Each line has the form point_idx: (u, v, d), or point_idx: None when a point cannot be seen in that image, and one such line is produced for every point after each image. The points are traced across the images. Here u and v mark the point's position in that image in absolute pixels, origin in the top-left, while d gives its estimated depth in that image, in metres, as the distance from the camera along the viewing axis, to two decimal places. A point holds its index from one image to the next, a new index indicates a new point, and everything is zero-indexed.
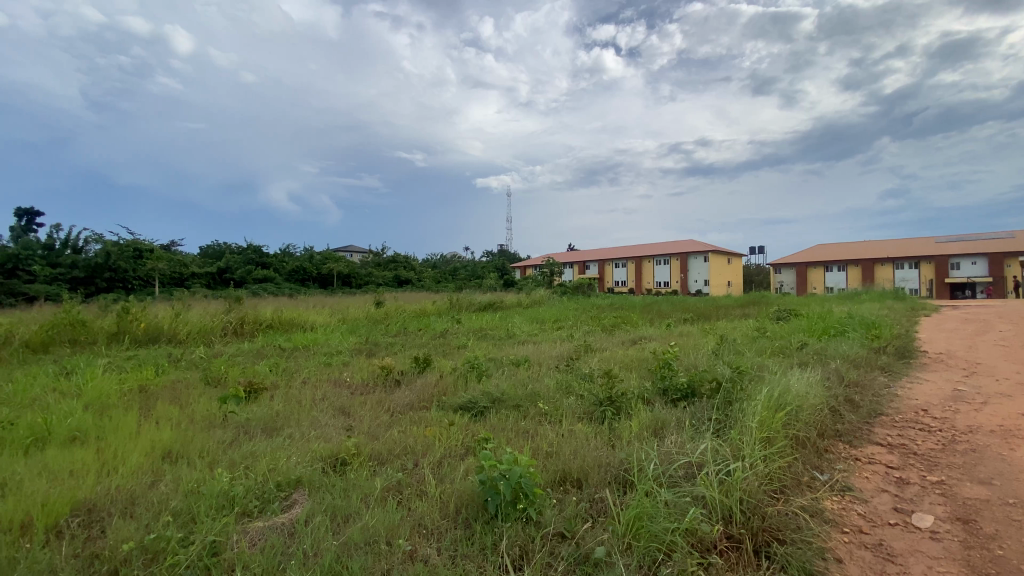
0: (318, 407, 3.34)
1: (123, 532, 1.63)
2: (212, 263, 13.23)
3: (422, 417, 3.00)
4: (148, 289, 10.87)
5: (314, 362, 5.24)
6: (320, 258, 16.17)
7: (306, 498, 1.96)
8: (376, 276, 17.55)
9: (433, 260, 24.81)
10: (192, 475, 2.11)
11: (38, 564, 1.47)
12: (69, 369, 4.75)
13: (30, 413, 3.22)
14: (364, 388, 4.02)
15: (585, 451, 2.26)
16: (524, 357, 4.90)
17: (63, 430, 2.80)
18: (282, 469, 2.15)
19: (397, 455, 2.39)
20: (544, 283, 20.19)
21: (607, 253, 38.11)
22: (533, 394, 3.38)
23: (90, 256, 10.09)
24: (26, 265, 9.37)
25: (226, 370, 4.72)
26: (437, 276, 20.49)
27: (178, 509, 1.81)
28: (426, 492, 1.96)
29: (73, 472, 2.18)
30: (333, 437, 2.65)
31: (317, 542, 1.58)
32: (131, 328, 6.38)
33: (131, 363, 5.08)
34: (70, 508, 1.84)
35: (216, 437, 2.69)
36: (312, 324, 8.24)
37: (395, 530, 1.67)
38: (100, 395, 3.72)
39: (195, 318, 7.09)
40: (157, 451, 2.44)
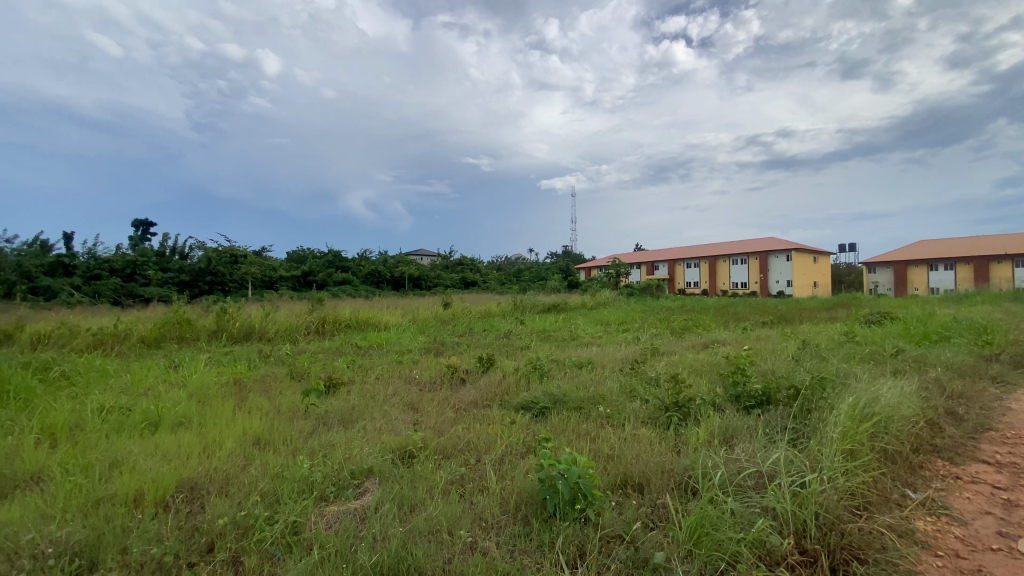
0: (388, 402, 3.53)
1: (220, 509, 1.82)
2: (297, 267, 14.28)
3: (485, 415, 3.08)
4: (243, 291, 11.96)
5: (386, 359, 5.52)
6: (393, 262, 16.98)
7: (376, 487, 2.08)
8: (445, 278, 18.10)
9: (500, 263, 25.21)
10: (277, 461, 2.31)
11: (149, 532, 1.66)
12: (177, 362, 5.35)
13: (146, 400, 3.68)
14: (431, 385, 4.17)
15: (648, 456, 2.22)
16: (588, 359, 4.86)
17: (171, 416, 3.17)
18: (355, 458, 2.31)
19: (460, 450, 2.47)
20: (611, 284, 19.88)
21: (678, 253, 36.76)
22: (596, 397, 3.35)
23: (194, 262, 11.28)
24: (142, 270, 10.67)
25: (309, 366, 5.10)
26: (503, 278, 20.81)
27: (266, 490, 2.00)
28: (487, 487, 2.02)
29: (178, 453, 2.46)
30: (402, 431, 2.79)
31: (385, 528, 1.68)
32: (227, 326, 7.07)
33: (228, 358, 5.63)
34: (175, 484, 2.08)
35: (298, 427, 2.92)
36: (386, 324, 8.68)
37: (457, 522, 1.73)
38: (202, 386, 4.17)
39: (281, 318, 7.72)
40: (249, 438, 2.70)
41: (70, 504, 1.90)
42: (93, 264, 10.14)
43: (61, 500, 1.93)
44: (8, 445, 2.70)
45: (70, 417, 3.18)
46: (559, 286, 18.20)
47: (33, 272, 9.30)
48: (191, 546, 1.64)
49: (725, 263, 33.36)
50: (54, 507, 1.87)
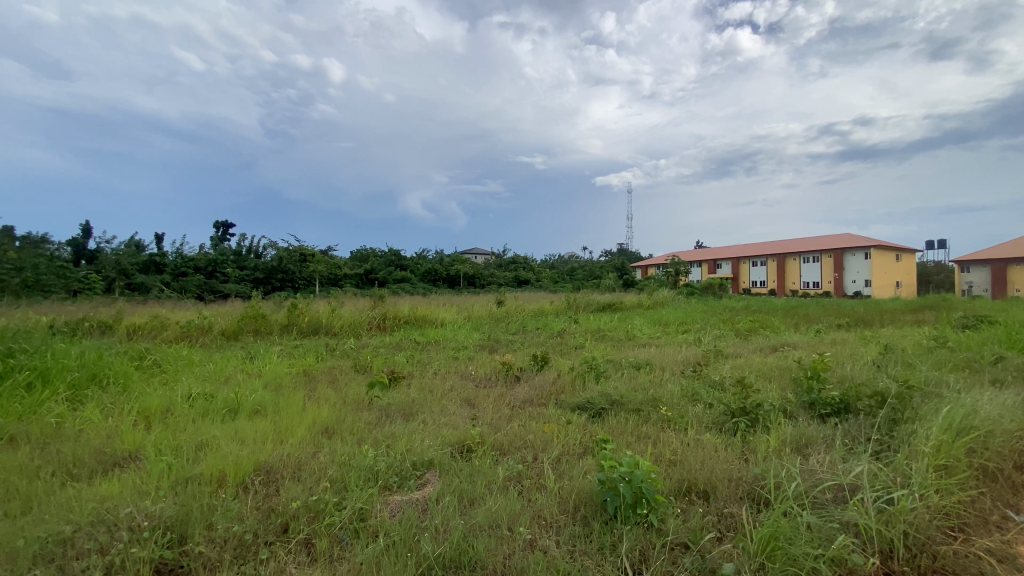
0: (446, 397, 3.60)
1: (293, 492, 1.93)
2: (360, 265, 14.93)
3: (541, 414, 3.07)
4: (311, 288, 12.64)
5: (443, 355, 5.64)
6: (449, 260, 17.35)
7: (436, 479, 2.13)
8: (499, 277, 18.26)
9: (555, 261, 25.11)
10: (344, 449, 2.42)
11: (231, 511, 1.79)
12: (254, 353, 5.75)
13: (227, 388, 3.98)
14: (487, 382, 4.21)
15: (714, 463, 2.12)
16: (646, 360, 4.73)
17: (248, 404, 3.40)
18: (416, 450, 2.37)
19: (518, 447, 2.48)
20: (669, 283, 19.27)
21: (742, 251, 35.05)
22: (656, 399, 3.26)
23: (267, 260, 12.05)
24: (223, 268, 11.53)
25: (371, 360, 5.32)
26: (557, 276, 20.71)
27: (334, 476, 2.10)
28: (545, 486, 2.01)
29: (255, 439, 2.63)
30: (460, 425, 2.83)
31: (447, 520, 1.71)
32: (297, 321, 7.51)
33: (298, 351, 5.97)
34: (253, 468, 2.23)
35: (362, 417, 3.05)
36: (442, 320, 8.88)
37: (516, 518, 1.74)
38: (275, 376, 4.44)
39: (345, 314, 8.09)
40: (318, 426, 2.85)
41: (163, 481, 2.08)
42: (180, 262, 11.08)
43: (155, 477, 2.12)
44: (112, 425, 3.00)
45: (162, 402, 3.49)
46: (614, 284, 17.85)
47: (131, 270, 10.32)
48: (268, 527, 1.74)
49: (795, 261, 31.39)
50: (150, 484, 2.06)
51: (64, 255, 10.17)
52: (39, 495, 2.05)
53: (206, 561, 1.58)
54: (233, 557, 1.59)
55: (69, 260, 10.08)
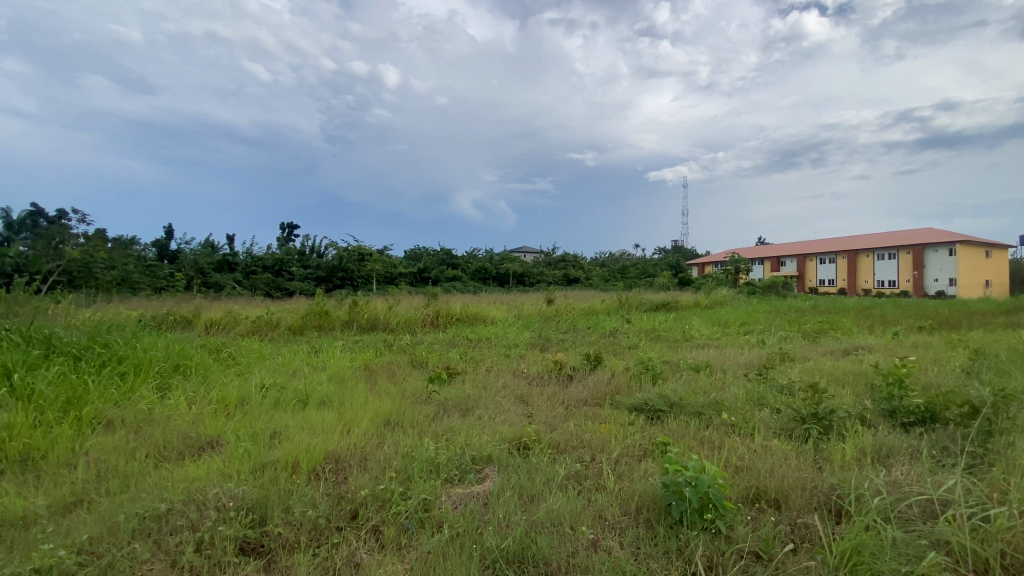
0: (500, 394, 3.63)
1: (362, 481, 2.02)
2: (414, 264, 15.34)
3: (597, 414, 3.03)
4: (368, 286, 13.11)
5: (495, 352, 5.69)
6: (500, 259, 17.49)
7: (495, 475, 2.15)
8: (549, 275, 18.18)
9: (605, 259, 24.71)
10: (406, 442, 2.49)
11: (306, 496, 1.89)
12: (318, 348, 6.05)
13: (295, 380, 4.21)
14: (540, 380, 4.21)
15: (785, 471, 2.02)
16: (705, 362, 4.55)
17: (315, 396, 3.59)
18: (475, 444, 2.41)
19: (575, 446, 2.46)
20: (726, 282, 18.50)
21: (807, 248, 33.06)
22: (718, 402, 3.14)
23: (328, 259, 12.62)
24: (288, 267, 12.20)
25: (427, 356, 5.46)
26: (608, 274, 20.35)
27: (399, 467, 2.17)
28: (605, 486, 1.99)
29: (323, 429, 2.77)
30: (516, 423, 2.85)
31: (508, 515, 1.73)
32: (357, 318, 7.83)
33: (358, 346, 6.22)
34: (323, 456, 2.35)
35: (421, 411, 3.13)
36: (493, 318, 8.97)
37: (579, 516, 1.73)
38: (338, 370, 4.65)
39: (401, 311, 8.34)
40: (380, 418, 2.96)
41: (242, 466, 2.23)
42: (250, 262, 11.81)
43: (236, 462, 2.27)
44: (196, 413, 3.25)
45: (238, 392, 3.74)
46: (668, 282, 17.31)
47: (207, 269, 11.14)
48: (339, 512, 1.83)
49: (867, 258, 29.23)
50: (231, 467, 2.21)
51: (150, 256, 11.12)
52: (136, 474, 2.25)
53: (285, 542, 1.68)
54: (308, 540, 1.69)
55: (154, 260, 11.01)
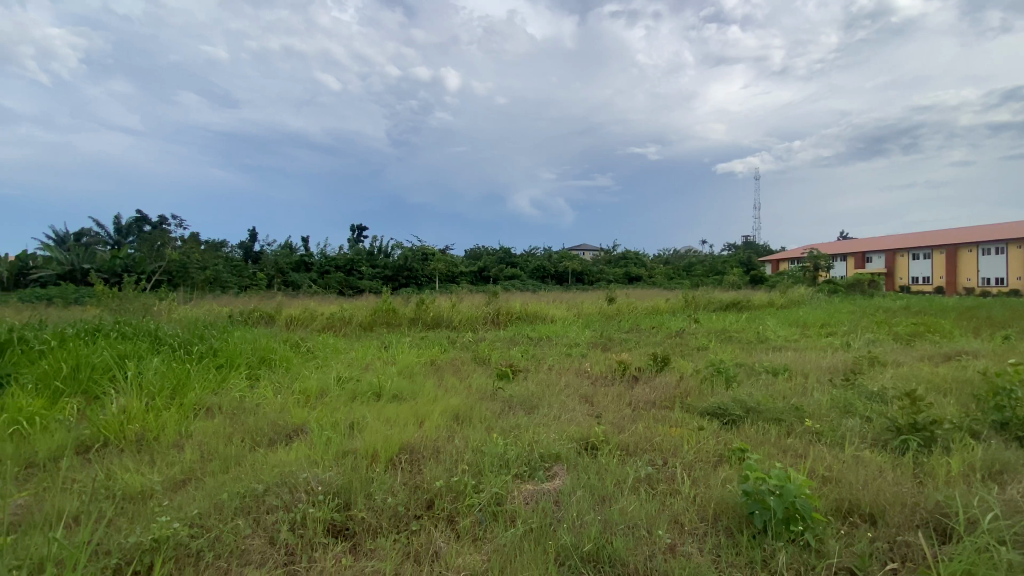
0: (564, 393, 3.63)
1: (436, 472, 2.09)
2: (474, 263, 15.60)
3: (666, 416, 2.95)
4: (431, 284, 13.50)
5: (557, 351, 5.68)
6: (559, 257, 17.40)
7: (565, 473, 2.15)
8: (610, 273, 17.85)
9: (669, 256, 23.88)
10: (475, 437, 2.55)
11: (385, 484, 1.99)
12: (387, 343, 6.33)
13: (368, 373, 4.43)
14: (605, 380, 4.15)
15: (880, 484, 1.87)
16: (782, 364, 4.29)
17: (388, 389, 3.76)
18: (543, 442, 2.43)
19: (645, 448, 2.41)
20: (805, 280, 17.28)
21: (897, 243, 30.23)
22: (799, 408, 2.95)
23: (395, 259, 13.12)
24: (358, 267, 12.82)
25: (490, 353, 5.54)
26: (672, 271, 19.64)
27: (471, 460, 2.23)
28: (680, 490, 1.93)
29: (397, 421, 2.89)
30: (582, 422, 2.83)
31: (581, 513, 1.73)
32: (422, 315, 8.10)
33: (425, 342, 6.44)
34: (399, 447, 2.45)
35: (488, 407, 3.19)
36: (554, 317, 8.95)
37: (653, 519, 1.70)
38: (406, 365, 4.83)
39: (464, 309, 8.52)
40: (450, 413, 3.05)
41: (327, 453, 2.38)
42: (323, 262, 12.54)
43: (321, 449, 2.43)
44: (282, 402, 3.50)
45: (318, 383, 4.00)
46: (738, 280, 16.46)
47: (286, 269, 11.96)
48: (416, 501, 1.91)
49: (970, 253, 26.28)
50: (317, 454, 2.36)
51: (237, 258, 12.11)
52: (234, 457, 2.47)
53: (368, 526, 1.78)
54: (389, 526, 1.78)
55: (241, 261, 11.98)
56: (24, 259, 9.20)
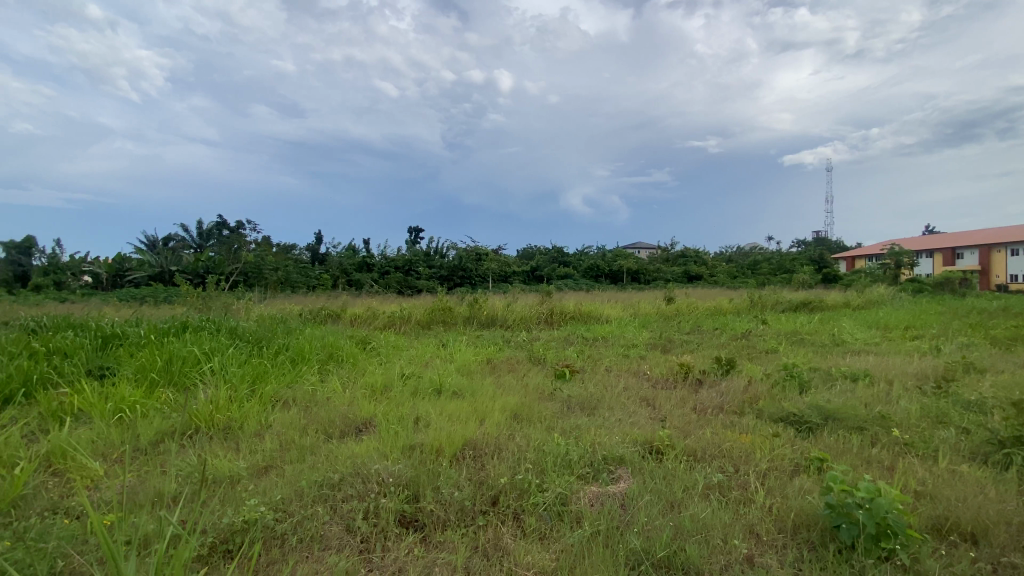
0: (624, 395, 3.56)
1: (500, 469, 2.12)
2: (528, 263, 15.65)
3: (735, 422, 2.83)
4: (485, 284, 13.68)
5: (614, 352, 5.59)
6: (614, 256, 17.09)
7: (630, 476, 2.11)
8: (668, 271, 17.31)
9: (730, 254, 22.86)
10: (537, 436, 2.56)
11: (451, 478, 2.04)
12: (445, 341, 6.48)
13: (428, 371, 4.56)
14: (666, 383, 4.04)
15: (984, 502, 1.71)
16: (863, 369, 3.99)
17: (447, 387, 3.84)
18: (606, 443, 2.40)
19: (714, 455, 2.32)
20: (885, 279, 15.97)
21: (995, 237, 27.28)
22: (885, 417, 2.73)
23: (450, 260, 13.39)
24: (415, 267, 13.20)
25: (545, 353, 5.54)
26: (734, 269, 18.76)
27: (533, 459, 2.24)
28: (754, 499, 1.85)
29: (458, 417, 2.95)
30: (645, 425, 2.77)
31: (650, 518, 1.70)
32: (477, 315, 8.22)
33: (480, 341, 6.53)
34: (462, 443, 2.50)
35: (547, 407, 3.19)
36: (610, 317, 8.80)
37: (727, 528, 1.64)
38: (464, 363, 4.93)
39: (518, 309, 8.56)
40: (509, 412, 3.07)
41: (394, 446, 2.47)
42: (383, 262, 13.01)
43: (388, 442, 2.52)
44: (350, 396, 3.67)
45: (382, 379, 4.16)
46: (807, 278, 15.47)
47: (349, 270, 12.52)
48: (481, 497, 1.95)
49: None
50: (385, 447, 2.46)
51: (305, 260, 12.82)
52: (309, 447, 2.62)
53: (437, 519, 1.84)
54: (457, 520, 1.82)
55: (308, 262, 12.68)
56: (122, 262, 10.20)
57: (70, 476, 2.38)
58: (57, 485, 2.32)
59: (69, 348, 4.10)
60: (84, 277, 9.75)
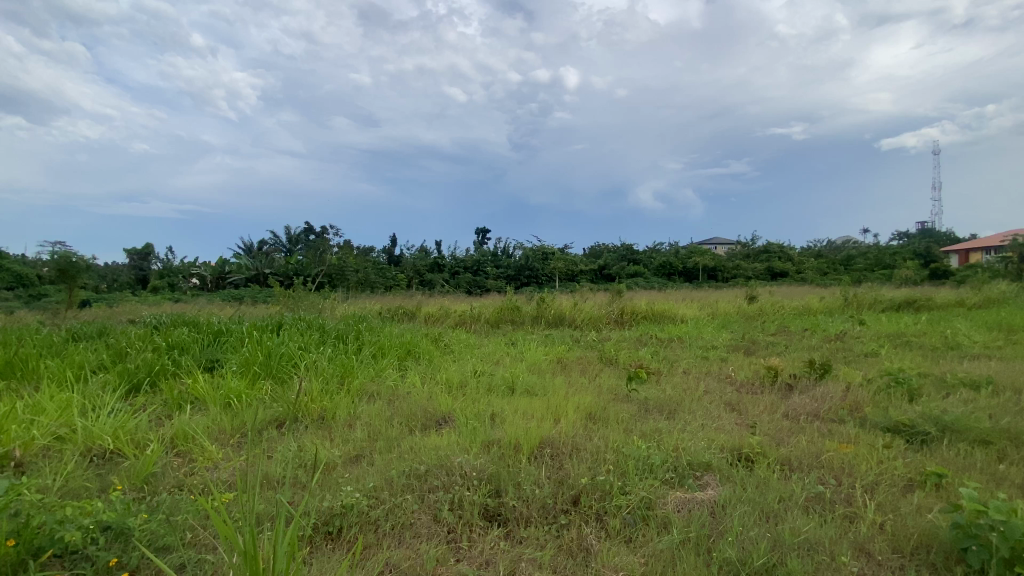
0: (706, 398, 3.41)
1: (580, 469, 2.11)
2: (596, 261, 15.41)
3: (835, 431, 2.62)
4: (552, 283, 13.66)
5: (691, 353, 5.37)
6: (687, 252, 16.39)
7: (718, 484, 2.01)
8: (747, 268, 16.33)
9: (818, 249, 21.14)
10: (616, 437, 2.52)
11: (532, 475, 2.06)
12: (515, 340, 6.55)
13: (501, 368, 4.64)
14: (750, 387, 3.82)
15: None
16: (984, 376, 3.54)
17: (521, 385, 3.88)
18: (690, 448, 2.31)
19: (812, 465, 2.17)
20: (1009, 274, 14.01)
21: None
22: (1018, 431, 2.41)
23: (518, 259, 13.50)
24: (484, 267, 13.45)
25: (617, 353, 5.43)
26: (823, 265, 17.31)
27: (614, 460, 2.21)
28: (862, 515, 1.71)
29: (534, 415, 2.97)
30: (732, 431, 2.64)
31: (743, 528, 1.63)
32: (545, 314, 8.23)
33: (550, 340, 6.53)
34: (540, 441, 2.52)
35: (623, 409, 3.13)
36: (684, 316, 8.47)
37: (832, 544, 1.53)
38: (535, 362, 4.96)
39: (587, 308, 8.47)
40: (584, 412, 3.05)
41: (474, 441, 2.54)
42: (454, 263, 13.39)
43: (468, 437, 2.59)
44: (428, 391, 3.82)
45: (457, 376, 4.28)
46: (911, 275, 13.93)
47: (422, 270, 13.01)
48: (562, 496, 1.95)
49: None
50: (466, 441, 2.53)
51: (381, 261, 13.50)
52: (394, 438, 2.75)
53: (520, 514, 1.87)
54: (539, 517, 1.85)
55: (384, 264, 13.33)
56: (224, 265, 11.30)
57: (192, 457, 2.68)
58: (181, 464, 2.61)
59: (185, 343, 4.60)
60: (193, 279, 10.92)
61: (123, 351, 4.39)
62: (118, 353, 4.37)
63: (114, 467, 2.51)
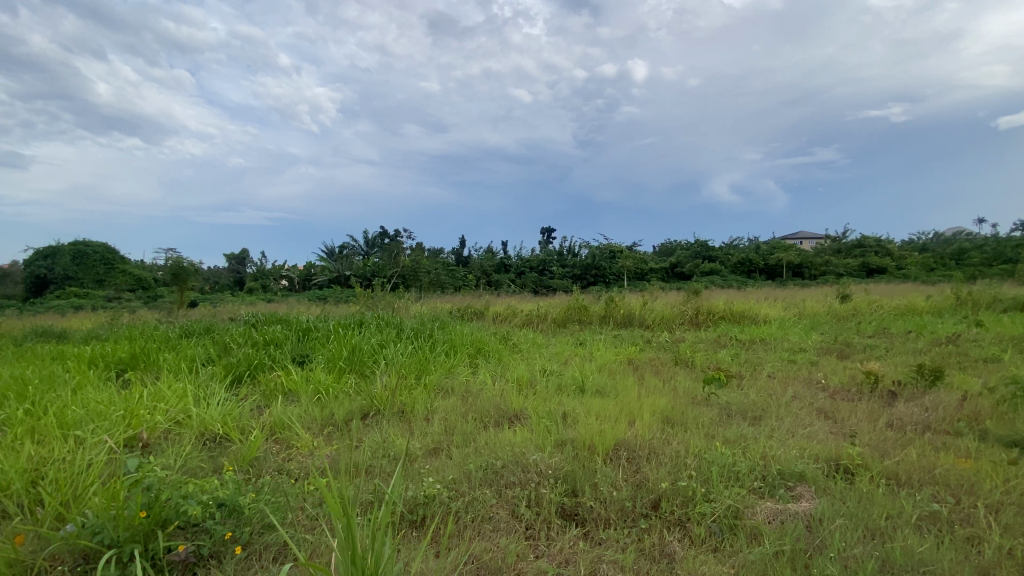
0: (794, 404, 3.19)
1: (659, 472, 2.05)
2: (668, 259, 14.88)
3: (951, 444, 2.35)
4: (621, 282, 13.38)
5: (775, 356, 5.04)
6: (768, 248, 15.39)
7: (814, 496, 1.88)
8: (837, 265, 15.02)
9: (924, 241, 19.01)
10: (696, 442, 2.43)
11: (609, 476, 2.03)
12: (583, 339, 6.50)
13: (571, 368, 4.62)
14: (846, 393, 3.52)
15: None
16: None
17: (592, 385, 3.85)
18: (779, 456, 2.17)
19: (923, 480, 1.97)
20: None
21: None
22: None
23: (585, 258, 13.34)
24: (550, 267, 13.44)
25: (692, 355, 5.22)
26: (930, 260, 15.53)
27: (695, 466, 2.13)
28: (987, 538, 1.53)
29: (608, 416, 2.93)
30: (826, 440, 2.45)
31: (844, 545, 1.52)
32: (614, 313, 8.08)
33: (620, 340, 6.41)
34: (616, 442, 2.48)
35: (703, 413, 3.00)
36: (765, 317, 7.96)
37: (951, 568, 1.39)
38: (606, 362, 4.88)
39: (658, 308, 8.21)
40: (660, 415, 2.96)
41: (547, 439, 2.55)
42: (521, 263, 13.50)
43: (542, 435, 2.61)
44: (501, 389, 3.88)
45: (528, 374, 4.32)
46: None
47: (489, 271, 13.23)
48: (641, 499, 1.91)
49: None
50: (540, 439, 2.55)
51: (451, 262, 13.89)
52: (470, 434, 2.83)
53: (598, 515, 1.86)
54: (618, 518, 1.83)
55: (454, 264, 13.71)
56: (309, 267, 12.18)
57: (288, 444, 2.91)
58: (280, 450, 2.85)
59: (278, 340, 5.01)
60: (283, 281, 11.87)
61: (227, 345, 4.86)
62: (222, 347, 4.85)
63: (224, 451, 2.79)
